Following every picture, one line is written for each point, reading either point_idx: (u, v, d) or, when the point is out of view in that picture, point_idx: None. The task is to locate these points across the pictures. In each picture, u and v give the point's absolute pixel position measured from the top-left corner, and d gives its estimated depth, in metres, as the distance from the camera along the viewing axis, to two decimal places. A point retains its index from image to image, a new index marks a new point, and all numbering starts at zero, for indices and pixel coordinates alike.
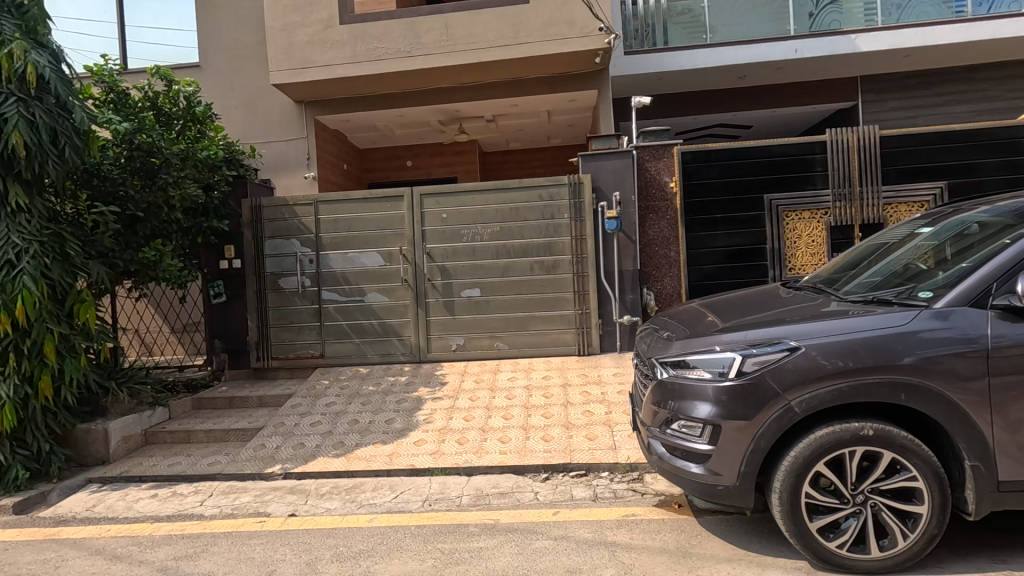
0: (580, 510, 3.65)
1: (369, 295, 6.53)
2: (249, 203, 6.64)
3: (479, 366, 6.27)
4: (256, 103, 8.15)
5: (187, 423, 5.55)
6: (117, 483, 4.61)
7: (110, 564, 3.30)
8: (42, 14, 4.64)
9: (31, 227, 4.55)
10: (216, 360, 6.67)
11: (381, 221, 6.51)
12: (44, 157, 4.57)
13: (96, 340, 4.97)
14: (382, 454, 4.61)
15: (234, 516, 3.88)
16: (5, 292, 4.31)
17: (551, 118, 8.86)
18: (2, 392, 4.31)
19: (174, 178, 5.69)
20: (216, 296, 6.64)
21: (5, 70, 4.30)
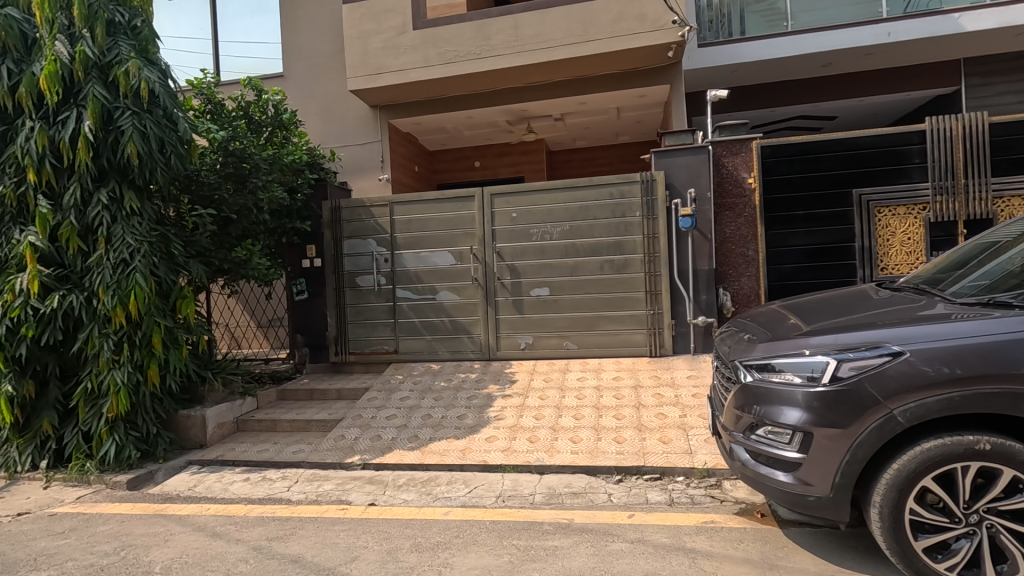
0: (656, 514, 3.57)
1: (440, 293, 6.68)
2: (329, 204, 6.95)
3: (548, 366, 6.27)
4: (334, 109, 8.54)
5: (274, 412, 5.89)
6: (213, 466, 4.97)
7: (211, 540, 3.56)
8: (151, 34, 5.08)
9: (143, 228, 4.97)
10: (299, 353, 7.04)
11: (453, 221, 6.65)
12: (153, 165, 5.00)
13: (195, 333, 5.39)
14: (454, 449, 4.72)
15: (318, 502, 4.09)
16: (120, 288, 4.74)
17: (620, 115, 8.73)
18: (118, 378, 4.75)
19: (263, 182, 6.05)
20: (299, 294, 7.03)
21: (123, 86, 4.74)
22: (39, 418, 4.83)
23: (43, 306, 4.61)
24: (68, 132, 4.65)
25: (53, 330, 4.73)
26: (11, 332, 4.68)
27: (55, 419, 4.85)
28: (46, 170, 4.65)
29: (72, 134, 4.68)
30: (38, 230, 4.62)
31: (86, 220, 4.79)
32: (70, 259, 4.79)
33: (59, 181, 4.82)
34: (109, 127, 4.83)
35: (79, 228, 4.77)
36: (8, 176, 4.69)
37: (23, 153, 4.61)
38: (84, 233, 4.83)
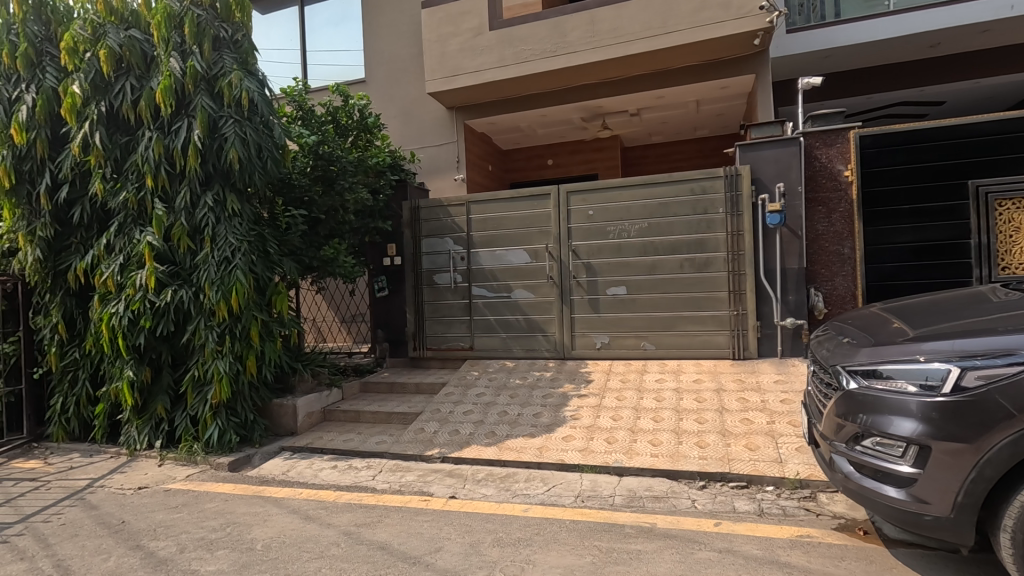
0: (744, 524, 3.41)
1: (516, 292, 6.73)
2: (408, 204, 7.17)
3: (624, 366, 6.16)
4: (412, 112, 8.81)
5: (357, 404, 6.16)
6: (304, 452, 5.26)
7: (305, 522, 3.77)
8: (251, 47, 5.45)
9: (243, 228, 5.35)
10: (380, 348, 7.33)
11: (529, 219, 6.67)
12: (252, 169, 5.37)
13: (288, 326, 5.75)
14: (532, 446, 4.74)
15: (401, 492, 4.23)
16: (223, 284, 5.12)
17: (699, 108, 8.42)
18: (221, 367, 5.13)
19: (349, 183, 6.37)
20: (380, 291, 7.32)
21: (227, 96, 5.11)
22: (154, 402, 5.31)
23: (159, 299, 5.06)
24: (180, 141, 5.07)
25: (166, 322, 5.18)
26: (131, 323, 5.16)
27: (167, 403, 5.31)
28: (161, 175, 5.09)
29: (183, 142, 5.10)
30: (155, 231, 5.07)
31: (194, 221, 5.20)
32: (181, 257, 5.22)
33: (172, 185, 5.26)
34: (214, 134, 5.22)
35: (189, 229, 5.19)
36: (130, 182, 5.17)
37: (143, 161, 5.07)
38: (192, 233, 5.25)
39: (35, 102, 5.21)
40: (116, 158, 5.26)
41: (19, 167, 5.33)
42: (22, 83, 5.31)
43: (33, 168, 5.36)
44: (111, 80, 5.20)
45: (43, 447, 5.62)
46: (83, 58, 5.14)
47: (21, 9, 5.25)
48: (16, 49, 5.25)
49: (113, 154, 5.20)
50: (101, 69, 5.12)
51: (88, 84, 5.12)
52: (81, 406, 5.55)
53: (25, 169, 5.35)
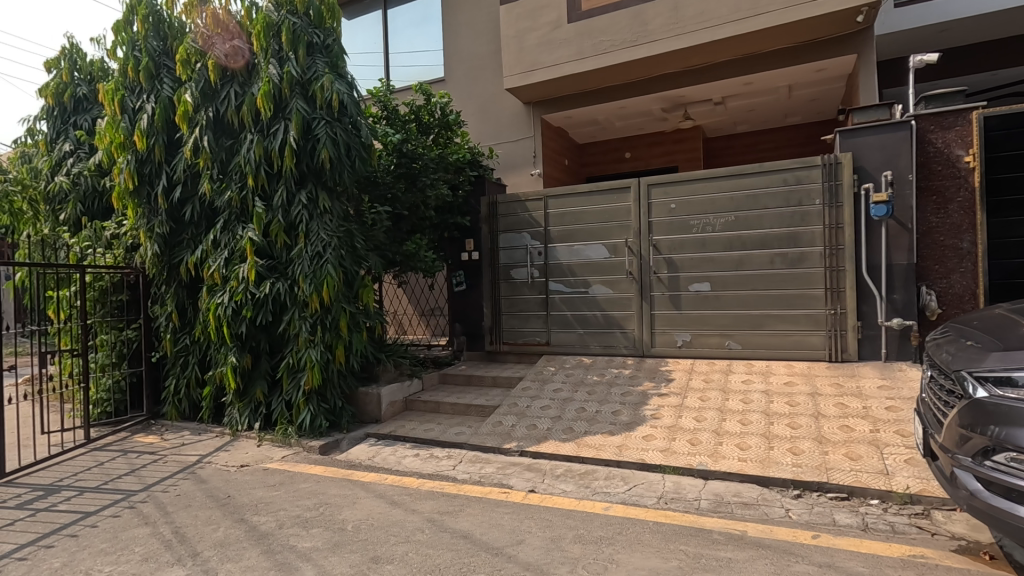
0: (846, 538, 3.18)
1: (594, 287, 6.64)
2: (487, 200, 7.26)
3: (708, 365, 5.92)
4: (489, 109, 8.90)
5: (437, 395, 6.33)
6: (387, 440, 5.46)
7: (391, 507, 3.92)
8: (341, 51, 5.72)
9: (332, 224, 5.62)
10: (458, 341, 7.47)
11: (608, 213, 6.56)
12: (341, 168, 5.64)
13: (373, 318, 6.01)
14: (611, 444, 4.65)
15: (482, 483, 4.29)
16: (315, 277, 5.40)
17: (791, 93, 7.91)
18: (313, 355, 5.44)
19: (431, 180, 6.56)
20: (458, 285, 7.45)
21: (319, 99, 5.39)
22: (254, 386, 5.71)
23: (258, 291, 5.42)
24: (278, 142, 5.40)
25: (265, 313, 5.54)
26: (235, 313, 5.57)
27: (265, 388, 5.70)
28: (261, 175, 5.44)
29: (281, 144, 5.43)
30: (255, 227, 5.43)
31: (289, 218, 5.53)
32: (278, 252, 5.56)
33: (270, 184, 5.60)
34: (308, 135, 5.51)
35: (285, 225, 5.53)
36: (233, 182, 5.57)
37: (245, 162, 5.44)
38: (288, 229, 5.58)
39: (154, 110, 5.73)
40: (222, 160, 5.68)
41: (141, 170, 5.88)
42: (144, 93, 5.86)
43: (152, 170, 5.89)
44: (218, 87, 5.62)
45: (159, 424, 6.20)
46: (195, 68, 5.59)
47: (143, 26, 5.79)
48: (139, 64, 5.79)
49: (220, 156, 5.62)
50: (210, 78, 5.55)
51: (198, 92, 5.57)
52: (191, 387, 6.07)
53: (145, 171, 5.90)
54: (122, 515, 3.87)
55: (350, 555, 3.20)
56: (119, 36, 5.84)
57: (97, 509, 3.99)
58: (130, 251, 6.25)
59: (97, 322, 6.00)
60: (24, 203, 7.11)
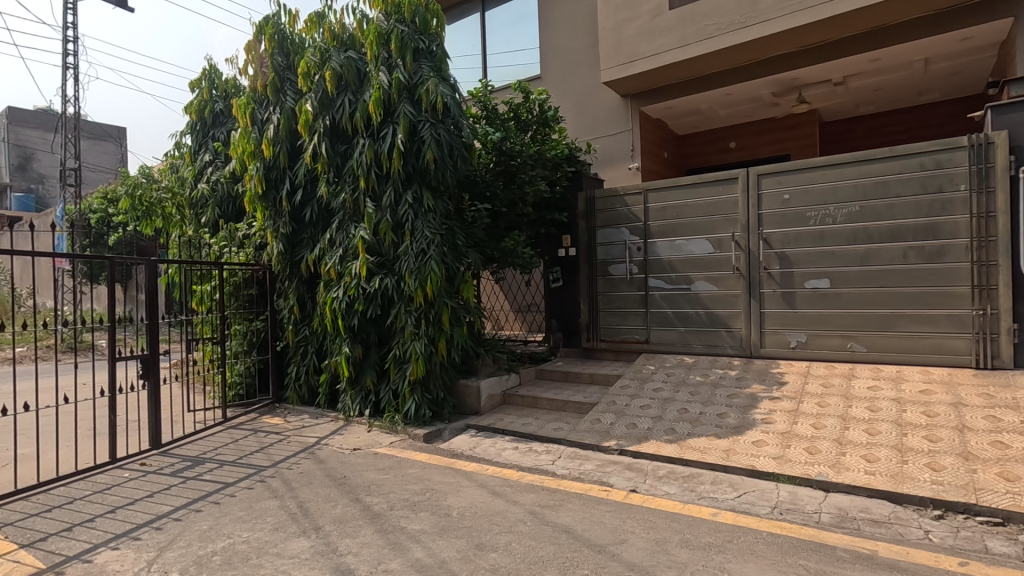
0: (1003, 568, 2.79)
1: (697, 284, 6.37)
2: (584, 196, 7.21)
3: (827, 368, 5.46)
4: (586, 104, 8.82)
5: (534, 390, 6.38)
6: (487, 431, 5.59)
7: (493, 497, 4.00)
8: (444, 55, 5.93)
9: (436, 222, 5.85)
10: (554, 337, 7.49)
11: (712, 206, 6.26)
12: (444, 167, 5.85)
13: (473, 313, 6.19)
14: (717, 447, 4.44)
15: (581, 480, 4.27)
16: (420, 274, 5.63)
17: (927, 68, 7.07)
18: (418, 348, 5.69)
19: (529, 177, 6.62)
20: (555, 281, 7.48)
21: (425, 102, 5.63)
22: (365, 375, 6.09)
23: (369, 286, 5.77)
24: (387, 146, 5.70)
25: (374, 307, 5.89)
26: (348, 307, 5.96)
27: (374, 377, 6.06)
28: (371, 177, 5.77)
29: (389, 147, 5.73)
30: (366, 226, 5.78)
31: (397, 217, 5.83)
32: (387, 250, 5.87)
33: (380, 185, 5.93)
34: (414, 138, 5.77)
35: (392, 224, 5.82)
36: (347, 185, 5.96)
37: (357, 165, 5.80)
38: (395, 228, 5.87)
39: (280, 121, 6.29)
40: (337, 164, 6.10)
41: (268, 176, 6.47)
42: (271, 106, 6.44)
43: (278, 176, 6.46)
44: (333, 96, 6.04)
45: (282, 407, 6.78)
46: (314, 80, 6.05)
47: (271, 45, 6.37)
48: (267, 79, 6.38)
49: (335, 161, 6.04)
50: (327, 89, 5.98)
51: (317, 102, 6.01)
52: (309, 374, 6.59)
53: (272, 177, 6.48)
54: (255, 487, 4.30)
55: (456, 540, 3.32)
56: (250, 55, 6.46)
57: (235, 480, 4.46)
58: (258, 250, 6.89)
59: (232, 313, 6.69)
60: (173, 208, 8.07)
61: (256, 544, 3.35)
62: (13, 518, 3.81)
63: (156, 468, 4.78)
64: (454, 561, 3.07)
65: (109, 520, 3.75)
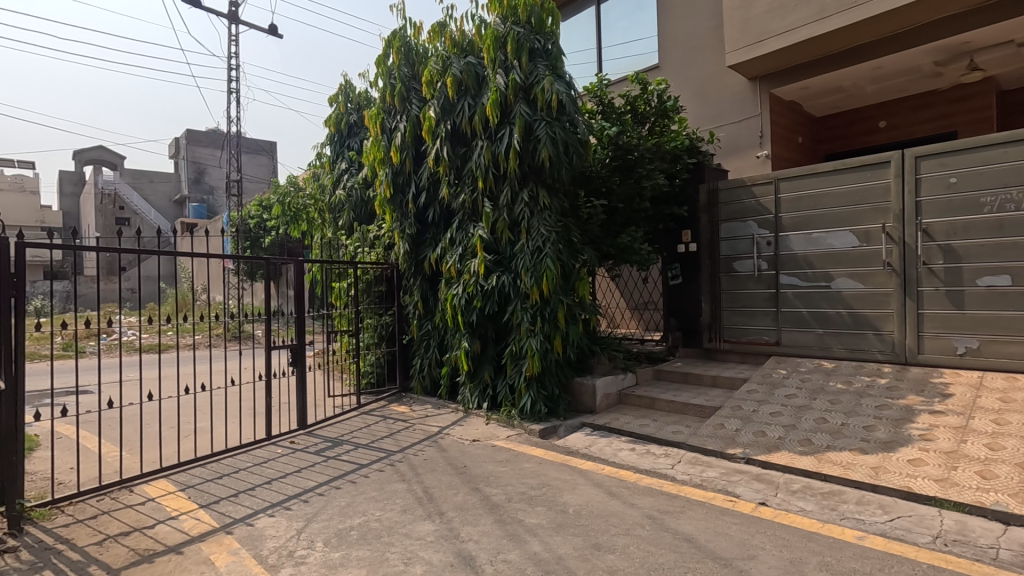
0: None
1: (838, 281, 5.78)
2: (706, 187, 6.85)
3: (1005, 380, 4.68)
4: (709, 91, 8.35)
5: (652, 391, 6.18)
6: (603, 431, 5.52)
7: (609, 497, 3.95)
8: (560, 52, 5.94)
9: (551, 220, 5.88)
10: (673, 337, 7.20)
11: (858, 195, 5.63)
12: (560, 165, 5.87)
13: (589, 310, 6.15)
14: (863, 464, 3.98)
15: (704, 487, 4.06)
16: (535, 271, 5.70)
17: None
18: (533, 344, 5.77)
19: (647, 171, 6.43)
20: (674, 278, 7.19)
21: (541, 101, 5.68)
22: (483, 369, 6.31)
23: (487, 283, 5.96)
24: (504, 146, 5.82)
25: (492, 303, 6.07)
26: (467, 303, 6.21)
27: (492, 372, 6.26)
28: (489, 177, 5.95)
29: (506, 147, 5.85)
30: (484, 225, 5.97)
31: (513, 215, 5.95)
32: (504, 248, 6.03)
33: (497, 185, 6.08)
34: (530, 137, 5.84)
35: (509, 222, 5.95)
36: (467, 186, 6.20)
37: (476, 167, 6.00)
38: (512, 226, 6.00)
39: (406, 129, 6.70)
40: (457, 167, 6.36)
41: (395, 181, 6.92)
42: (398, 114, 6.88)
43: (404, 180, 6.89)
44: (454, 102, 6.30)
45: (408, 396, 7.23)
46: (436, 87, 6.36)
47: (398, 58, 6.81)
48: (394, 90, 6.82)
49: (455, 163, 6.30)
50: (449, 95, 6.25)
51: (439, 108, 6.30)
52: (432, 367, 6.97)
53: (399, 181, 6.92)
54: (385, 470, 4.64)
55: (573, 537, 3.32)
56: (380, 68, 6.95)
57: (368, 462, 4.85)
58: (386, 249, 7.40)
59: (364, 308, 7.27)
60: (315, 213, 8.92)
61: (387, 523, 3.62)
62: (194, 482, 4.47)
63: (303, 446, 5.34)
64: (571, 559, 3.07)
65: (266, 490, 4.26)
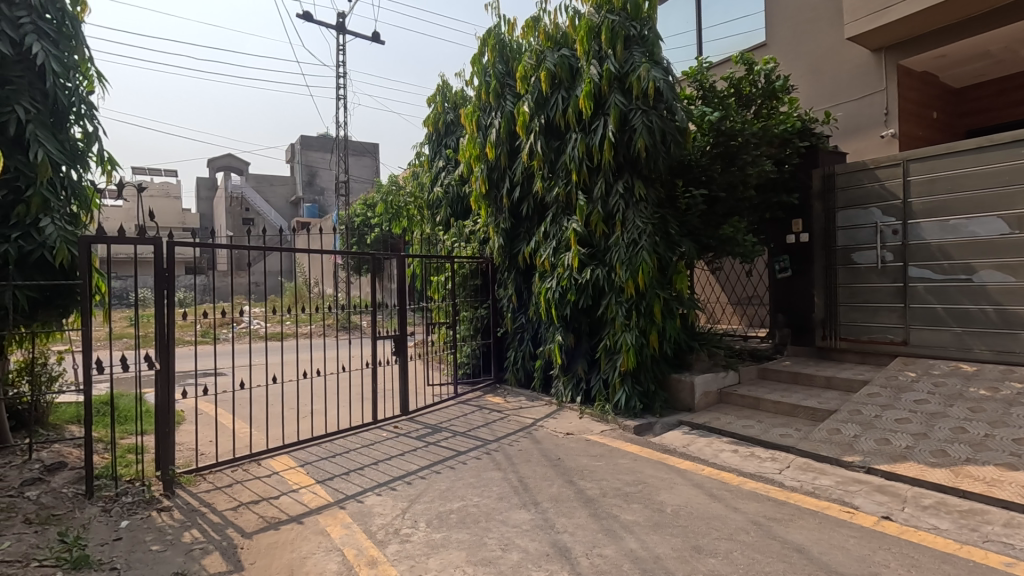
0: None
1: (981, 274, 5.12)
2: (821, 172, 6.35)
3: None
4: (825, 67, 7.66)
5: (756, 391, 5.84)
6: (702, 430, 5.29)
7: (710, 499, 3.80)
8: (657, 38, 5.76)
9: (647, 212, 5.72)
10: (780, 334, 6.76)
11: (1008, 175, 4.94)
12: (657, 154, 5.69)
13: (687, 305, 5.93)
14: (1012, 482, 3.51)
15: (817, 495, 3.77)
16: (630, 265, 5.59)
17: None
18: (629, 339, 5.66)
19: (752, 157, 6.06)
20: (782, 271, 6.72)
21: (636, 90, 5.53)
22: (577, 363, 6.29)
23: (581, 277, 5.91)
24: (598, 138, 5.73)
25: (586, 297, 6.02)
26: (561, 297, 6.20)
27: (586, 366, 6.23)
28: (583, 170, 5.90)
29: (600, 139, 5.76)
30: (579, 219, 5.93)
31: (608, 208, 5.85)
32: (598, 241, 5.97)
33: (592, 177, 6.01)
34: (625, 128, 5.71)
35: (604, 215, 5.87)
36: (561, 179, 6.19)
37: (571, 160, 5.97)
38: (606, 219, 5.91)
39: (501, 124, 6.81)
40: (551, 160, 6.36)
41: (491, 176, 7.06)
42: (493, 111, 7.01)
43: (499, 175, 7.01)
44: (548, 95, 6.29)
45: (502, 387, 7.37)
46: (530, 82, 6.40)
47: (493, 56, 6.93)
48: (490, 87, 6.95)
49: (550, 157, 6.30)
50: (542, 89, 6.26)
51: (533, 102, 6.33)
52: (526, 359, 7.07)
53: (494, 177, 7.06)
54: (482, 458, 4.79)
55: (672, 538, 3.23)
56: (476, 67, 7.11)
57: (465, 450, 5.04)
58: (482, 244, 7.58)
59: (461, 301, 7.51)
60: (415, 210, 9.33)
61: (485, 509, 3.74)
62: (311, 459, 4.90)
63: (405, 431, 5.65)
64: (670, 559, 3.00)
65: (373, 471, 4.57)
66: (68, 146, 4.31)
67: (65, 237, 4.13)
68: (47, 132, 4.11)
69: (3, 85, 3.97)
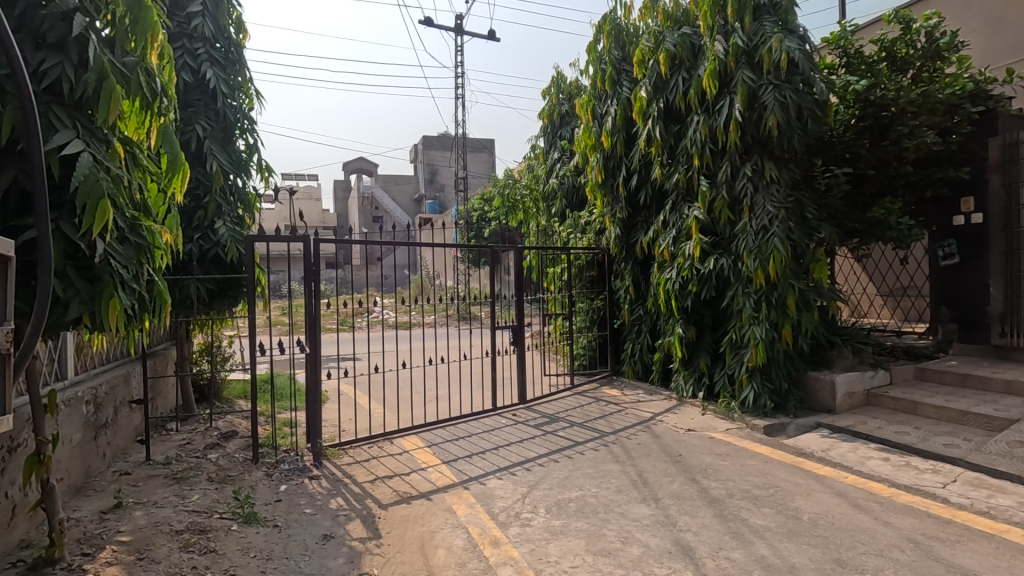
0: None
1: None
2: (1000, 141, 5.44)
3: None
4: (1009, 15, 6.49)
5: (913, 393, 5.16)
6: (845, 434, 4.79)
7: (855, 510, 3.44)
8: (791, 4, 5.27)
9: (780, 195, 5.29)
10: (943, 330, 5.94)
11: None
12: (791, 132, 5.22)
13: (827, 296, 5.40)
14: None
15: (992, 516, 3.26)
16: (760, 254, 5.20)
17: None
18: (758, 332, 5.29)
19: (909, 128, 5.32)
20: (947, 257, 5.87)
21: (767, 63, 5.12)
22: (698, 357, 6.01)
23: (704, 267, 5.62)
24: (723, 118, 5.39)
25: (709, 288, 5.74)
26: (681, 288, 5.95)
27: (708, 360, 5.92)
28: (706, 154, 5.58)
29: (725, 119, 5.42)
30: (701, 206, 5.63)
31: (734, 193, 5.49)
32: (722, 228, 5.64)
33: (716, 161, 5.68)
34: (754, 105, 5.31)
35: (729, 200, 5.52)
36: (681, 165, 5.92)
37: (691, 144, 5.68)
38: (732, 205, 5.55)
39: (617, 112, 6.66)
40: (671, 146, 6.10)
41: (607, 165, 6.95)
42: (608, 99, 6.88)
43: (615, 164, 6.88)
44: (667, 78, 6.03)
45: (619, 379, 7.26)
46: (648, 65, 6.16)
47: (609, 42, 6.79)
48: (605, 75, 6.81)
49: (669, 142, 6.04)
50: (661, 72, 6.00)
51: (651, 86, 6.10)
52: (644, 352, 6.89)
53: (611, 166, 6.94)
54: (600, 450, 4.77)
55: (810, 547, 2.99)
56: (591, 56, 7.01)
57: (582, 440, 5.05)
58: (597, 235, 7.49)
59: (577, 293, 7.48)
60: (531, 202, 9.47)
61: (604, 501, 3.73)
62: (437, 440, 5.21)
63: (524, 419, 5.79)
64: (807, 570, 2.78)
65: (494, 455, 4.75)
66: (234, 158, 4.99)
67: (233, 237, 4.88)
68: (218, 146, 4.77)
69: (186, 108, 4.67)
